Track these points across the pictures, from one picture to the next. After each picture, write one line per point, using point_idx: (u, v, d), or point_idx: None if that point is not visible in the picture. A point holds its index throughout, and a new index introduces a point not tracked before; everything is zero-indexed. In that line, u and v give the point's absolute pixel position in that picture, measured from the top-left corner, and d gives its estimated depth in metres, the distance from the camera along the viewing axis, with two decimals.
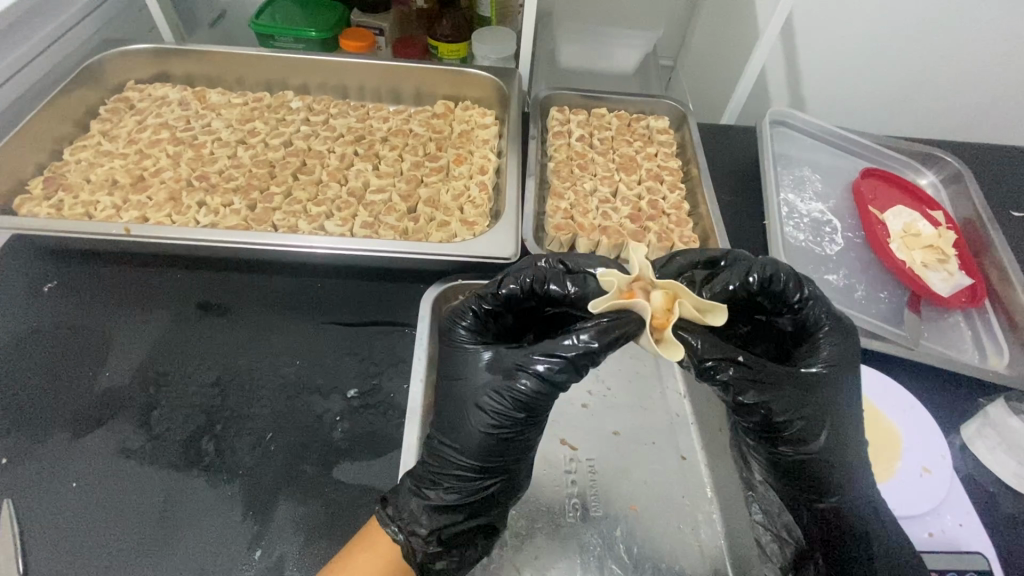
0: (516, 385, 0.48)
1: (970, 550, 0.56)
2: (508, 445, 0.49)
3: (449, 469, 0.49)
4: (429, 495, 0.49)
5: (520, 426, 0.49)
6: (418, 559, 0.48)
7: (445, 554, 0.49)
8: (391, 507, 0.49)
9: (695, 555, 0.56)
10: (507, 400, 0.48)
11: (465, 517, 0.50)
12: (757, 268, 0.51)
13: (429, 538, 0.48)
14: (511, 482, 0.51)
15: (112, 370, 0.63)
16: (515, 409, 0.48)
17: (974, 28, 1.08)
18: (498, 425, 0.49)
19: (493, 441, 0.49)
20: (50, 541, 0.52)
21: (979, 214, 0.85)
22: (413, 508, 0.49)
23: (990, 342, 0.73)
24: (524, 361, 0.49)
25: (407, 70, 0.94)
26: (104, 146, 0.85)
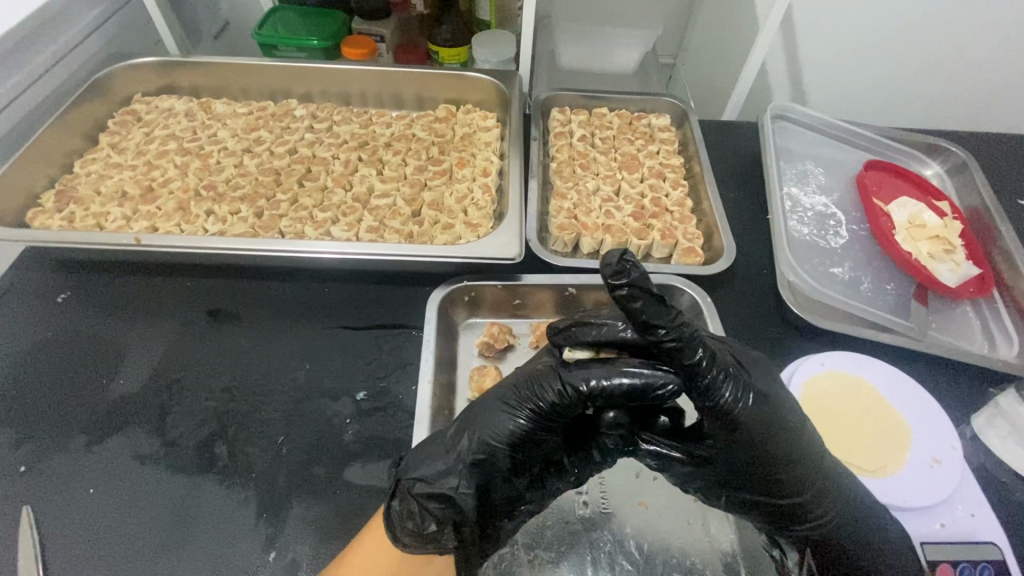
0: (553, 389, 0.48)
1: (983, 541, 0.55)
2: (527, 447, 0.49)
3: (467, 435, 0.49)
4: (440, 458, 0.49)
5: (549, 431, 0.49)
6: (398, 516, 0.46)
7: (423, 528, 0.46)
8: (401, 485, 0.48)
9: (705, 550, 0.56)
10: (545, 405, 0.48)
11: (458, 493, 0.47)
12: (679, 325, 0.45)
13: (415, 502, 0.46)
14: (499, 489, 0.49)
15: (126, 377, 0.64)
16: (550, 413, 0.48)
17: (974, 17, 1.07)
18: (538, 431, 0.49)
19: (516, 437, 0.49)
20: (68, 546, 0.53)
21: (986, 204, 0.85)
22: (420, 463, 0.49)
23: (999, 332, 0.73)
24: (570, 375, 0.48)
25: (409, 76, 0.95)
26: (113, 158, 0.86)
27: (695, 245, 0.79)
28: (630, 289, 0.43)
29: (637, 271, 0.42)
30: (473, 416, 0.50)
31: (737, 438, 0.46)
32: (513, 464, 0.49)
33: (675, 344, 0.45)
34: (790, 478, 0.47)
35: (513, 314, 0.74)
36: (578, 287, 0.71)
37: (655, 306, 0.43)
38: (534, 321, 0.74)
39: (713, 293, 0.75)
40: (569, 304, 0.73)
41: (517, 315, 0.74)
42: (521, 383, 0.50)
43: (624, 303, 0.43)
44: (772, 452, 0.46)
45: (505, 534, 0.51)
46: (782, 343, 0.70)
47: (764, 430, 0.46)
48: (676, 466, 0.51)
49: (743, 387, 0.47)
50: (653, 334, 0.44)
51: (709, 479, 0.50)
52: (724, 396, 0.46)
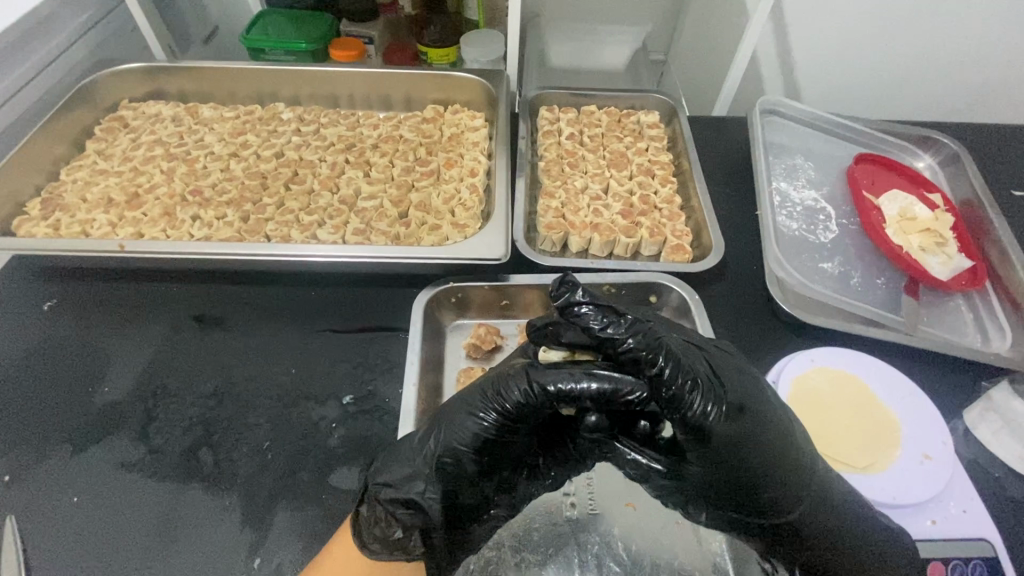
0: (519, 388, 0.46)
1: (975, 537, 0.55)
2: (495, 450, 0.47)
3: (434, 437, 0.48)
4: (407, 461, 0.48)
5: (517, 434, 0.47)
6: (365, 524, 0.48)
7: (389, 535, 0.47)
8: (369, 492, 0.48)
9: (694, 551, 0.56)
10: (511, 406, 0.45)
11: (424, 498, 0.46)
12: (636, 332, 0.45)
13: (382, 508, 0.47)
14: (468, 495, 0.48)
15: (111, 385, 0.64)
16: (515, 415, 0.46)
17: (964, 7, 1.07)
18: (505, 432, 0.47)
19: (482, 441, 0.46)
20: (51, 555, 0.53)
21: (978, 196, 0.84)
22: (387, 467, 0.49)
23: (992, 325, 0.72)
24: (538, 375, 0.45)
25: (396, 77, 0.95)
26: (100, 165, 0.86)
27: (683, 243, 0.79)
28: (589, 301, 0.47)
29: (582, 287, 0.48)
30: (442, 418, 0.49)
31: (713, 454, 0.43)
32: (480, 469, 0.47)
33: (640, 352, 0.45)
34: (768, 500, 0.45)
35: (501, 314, 0.74)
36: None
37: (614, 317, 0.47)
38: (522, 321, 0.73)
39: (702, 290, 0.75)
40: (557, 304, 0.73)
41: (506, 315, 0.74)
42: (489, 385, 0.47)
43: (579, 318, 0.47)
44: (748, 471, 0.44)
45: (477, 536, 0.51)
46: (772, 339, 0.70)
47: (739, 445, 0.43)
48: (655, 478, 0.48)
49: (714, 396, 0.44)
50: (617, 345, 0.45)
51: (688, 491, 0.48)
52: (696, 407, 0.43)
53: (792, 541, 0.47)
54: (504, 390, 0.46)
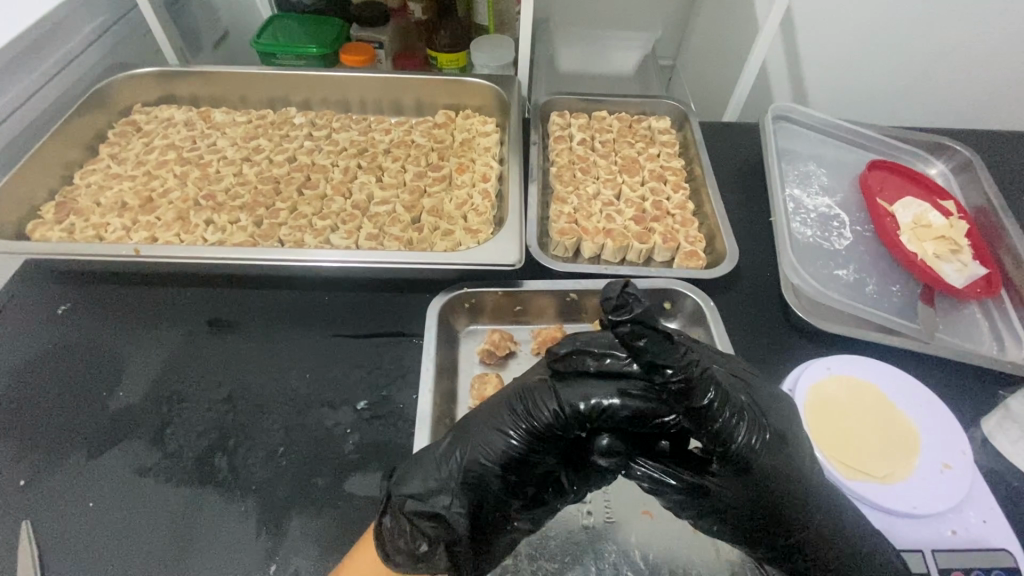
0: (549, 407, 0.48)
1: (995, 548, 0.54)
2: (522, 467, 0.49)
3: (460, 451, 0.49)
4: (431, 474, 0.48)
5: (545, 451, 0.49)
6: (388, 534, 0.46)
7: (414, 549, 0.45)
8: (392, 503, 0.47)
9: (712, 560, 0.55)
10: (541, 423, 0.48)
11: (450, 512, 0.46)
12: (688, 368, 0.42)
13: (407, 519, 0.45)
14: (491, 508, 0.48)
15: (126, 389, 0.64)
16: (545, 432, 0.48)
17: (976, 13, 1.06)
18: (533, 448, 0.48)
19: (511, 457, 0.48)
20: (66, 561, 0.52)
21: (992, 203, 0.83)
22: (410, 478, 0.48)
23: (1008, 333, 0.72)
24: (566, 394, 0.47)
25: (408, 82, 0.95)
26: (113, 168, 0.86)
27: (696, 249, 0.78)
28: (632, 326, 0.40)
29: (638, 306, 0.39)
30: (467, 431, 0.50)
31: (746, 477, 0.45)
32: (506, 484, 0.49)
33: (681, 382, 0.42)
34: (785, 523, 0.46)
35: (515, 320, 0.74)
36: (579, 292, 0.71)
37: (665, 345, 0.41)
38: (536, 327, 0.73)
39: (716, 297, 0.74)
40: (571, 310, 0.72)
41: (519, 321, 0.74)
42: (516, 400, 0.49)
43: (625, 340, 0.41)
44: (772, 494, 0.45)
45: (498, 549, 0.50)
46: (787, 346, 0.70)
47: (773, 474, 0.45)
48: (669, 494, 0.47)
49: (756, 426, 0.46)
50: (658, 373, 0.42)
51: (706, 508, 0.47)
52: (737, 436, 0.45)
53: (806, 569, 0.48)
54: (536, 408, 0.48)
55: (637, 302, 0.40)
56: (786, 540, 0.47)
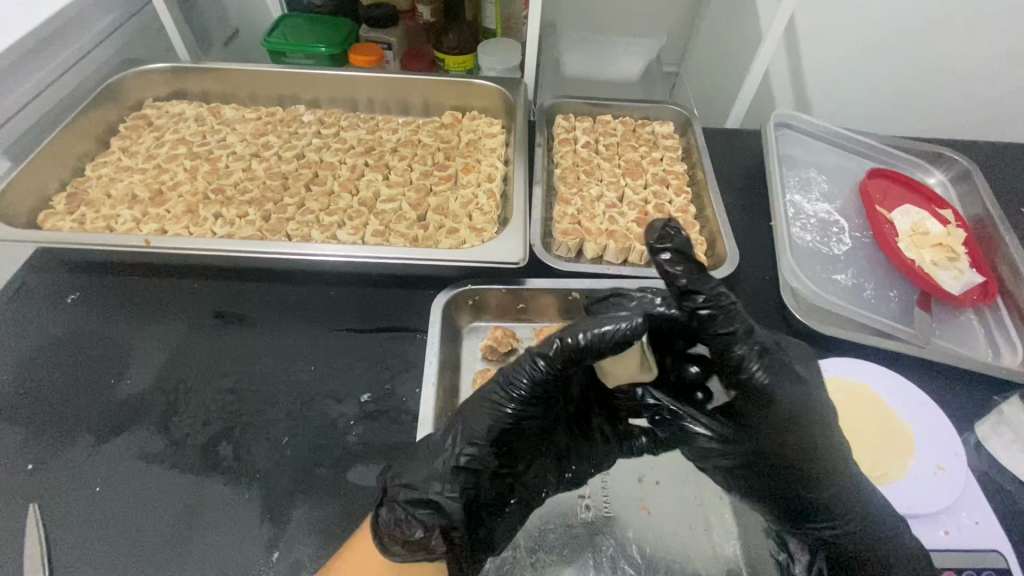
0: (529, 369, 0.48)
1: (986, 549, 0.55)
2: (511, 437, 0.50)
3: (452, 436, 0.49)
4: (424, 462, 0.49)
5: (534, 415, 0.49)
6: (385, 528, 0.47)
7: (408, 535, 0.46)
8: (386, 494, 0.48)
9: (708, 557, 0.56)
10: (524, 389, 0.48)
11: (443, 497, 0.47)
12: (713, 298, 0.45)
13: (402, 509, 0.46)
14: (486, 485, 0.50)
15: (132, 377, 0.65)
16: (530, 397, 0.48)
17: (977, 26, 1.08)
18: (520, 418, 0.49)
19: (499, 430, 0.49)
20: (72, 544, 0.53)
21: (989, 212, 0.85)
22: (406, 468, 0.49)
23: (1003, 340, 0.73)
24: (545, 348, 0.47)
25: (416, 83, 0.96)
26: (124, 161, 0.88)
27: (698, 252, 0.80)
28: (674, 253, 0.44)
29: (682, 236, 0.44)
30: (452, 419, 0.50)
31: (765, 416, 0.47)
32: (500, 460, 0.50)
33: (709, 311, 0.45)
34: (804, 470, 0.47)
35: (517, 317, 0.75)
36: (581, 292, 0.72)
37: (697, 272, 0.45)
38: (538, 325, 0.74)
39: None
40: (573, 309, 0.73)
41: (522, 319, 0.75)
42: (500, 374, 0.50)
43: (663, 269, 0.45)
44: (792, 443, 0.47)
45: (498, 530, 0.52)
46: None
47: (788, 416, 0.46)
48: (700, 441, 0.50)
49: (776, 364, 0.47)
50: (689, 300, 0.45)
51: (733, 456, 0.49)
52: (756, 372, 0.46)
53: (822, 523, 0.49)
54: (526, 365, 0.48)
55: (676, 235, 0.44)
56: (807, 491, 0.48)
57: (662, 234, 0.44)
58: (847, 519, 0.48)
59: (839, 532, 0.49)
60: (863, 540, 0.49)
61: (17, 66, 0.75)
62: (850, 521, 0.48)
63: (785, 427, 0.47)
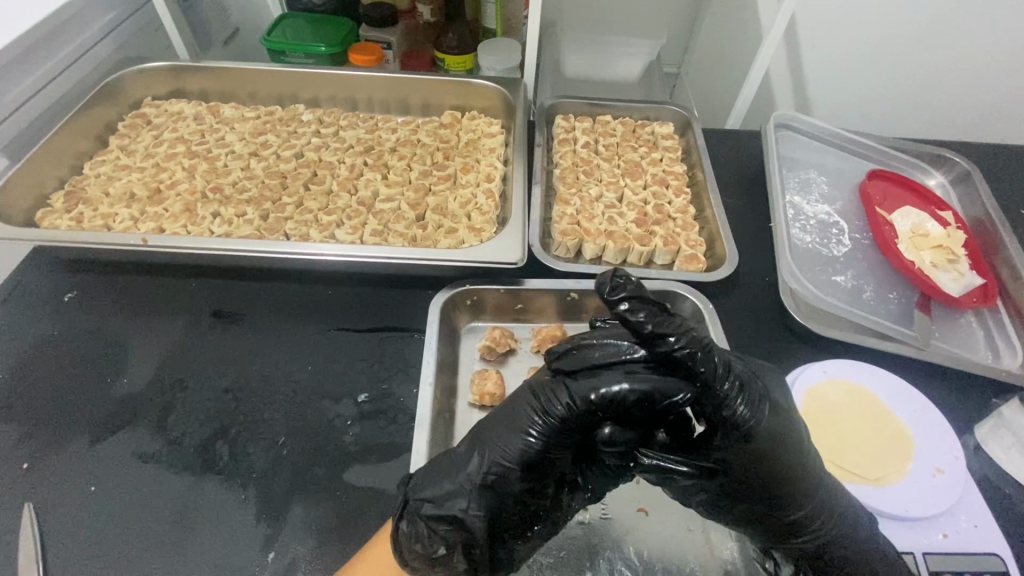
0: (560, 403, 0.48)
1: (985, 553, 0.55)
2: (542, 466, 0.48)
3: (477, 455, 0.49)
4: (447, 479, 0.48)
5: (565, 446, 0.48)
6: (404, 538, 0.48)
7: (431, 551, 0.47)
8: (409, 507, 0.48)
9: (705, 559, 0.56)
10: (560, 416, 0.47)
11: (467, 515, 0.47)
12: (687, 336, 0.45)
13: (423, 524, 0.47)
14: (512, 510, 0.48)
15: (129, 377, 0.64)
16: (561, 429, 0.48)
17: (978, 28, 1.08)
18: (549, 446, 0.48)
19: (530, 457, 0.48)
20: (67, 544, 0.53)
21: (989, 214, 0.84)
22: (428, 483, 0.49)
23: (1003, 342, 0.73)
24: (577, 387, 0.48)
25: (415, 82, 0.96)
26: (123, 160, 0.88)
27: (697, 253, 0.79)
28: (632, 298, 0.46)
29: (633, 283, 0.46)
30: (480, 436, 0.50)
31: (747, 448, 0.46)
32: (526, 486, 0.48)
33: (682, 350, 0.45)
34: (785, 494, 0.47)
35: (515, 318, 0.74)
36: (580, 292, 0.72)
37: (660, 314, 0.46)
38: (536, 325, 0.74)
39: (715, 300, 0.75)
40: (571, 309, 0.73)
41: (520, 319, 0.74)
42: (534, 396, 0.49)
43: (625, 317, 0.45)
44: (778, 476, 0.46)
45: (519, 552, 0.51)
46: (784, 350, 0.70)
47: (768, 449, 0.46)
48: (681, 480, 0.48)
49: (755, 398, 0.47)
50: (663, 343, 0.45)
51: (714, 490, 0.49)
52: (739, 408, 0.45)
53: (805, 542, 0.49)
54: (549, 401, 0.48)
55: (628, 282, 0.46)
56: (789, 515, 0.48)
57: (615, 283, 0.46)
58: (829, 530, 0.48)
59: (823, 544, 0.49)
60: (845, 551, 0.49)
61: (16, 64, 0.75)
62: (834, 532, 0.48)
63: (767, 456, 0.46)
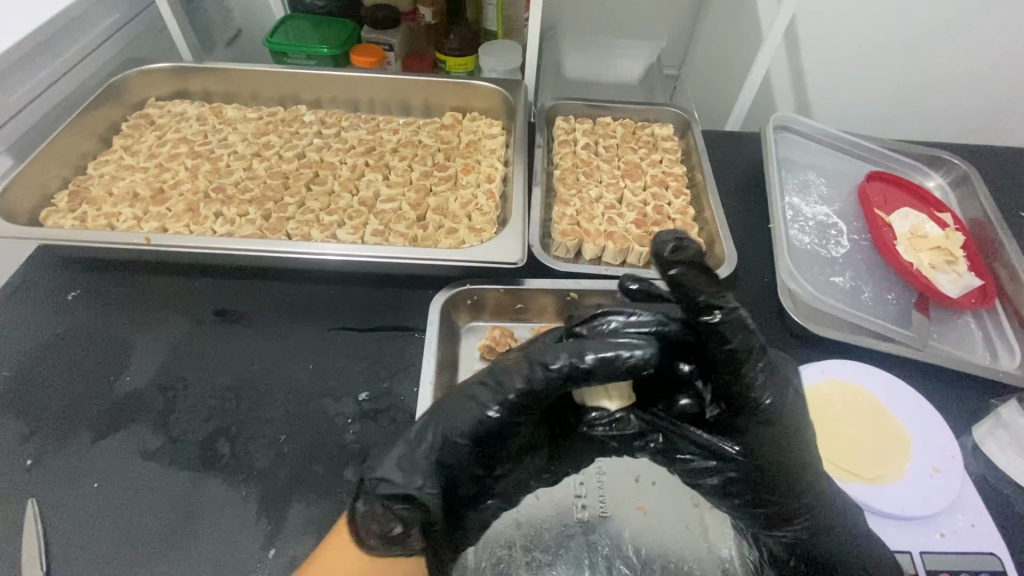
0: (523, 373, 0.48)
1: (982, 552, 0.55)
2: (495, 438, 0.50)
3: (437, 431, 0.49)
4: (404, 456, 0.48)
5: (520, 419, 0.50)
6: (362, 520, 0.47)
7: (388, 530, 0.47)
8: (365, 488, 0.47)
9: (703, 557, 0.56)
10: (518, 390, 0.48)
11: (424, 493, 0.46)
12: (727, 309, 0.45)
13: (380, 504, 0.46)
14: (465, 481, 0.51)
15: (132, 375, 0.65)
16: (526, 399, 0.48)
17: (977, 30, 1.08)
18: (506, 420, 0.49)
19: (483, 429, 0.49)
20: (69, 540, 0.53)
21: (988, 217, 0.85)
22: (384, 460, 0.48)
23: (1001, 342, 0.73)
24: (545, 355, 0.48)
25: (417, 84, 0.97)
26: (126, 160, 0.88)
27: None
28: (684, 263, 0.46)
29: (690, 250, 0.48)
30: (440, 415, 0.49)
31: (763, 433, 0.47)
32: (480, 457, 0.50)
33: (725, 326, 0.45)
34: (796, 480, 0.48)
35: (515, 318, 0.75)
36: (579, 293, 0.72)
37: (710, 286, 0.46)
38: (536, 325, 0.74)
39: None
40: (571, 310, 0.74)
41: (520, 319, 0.75)
42: (494, 371, 0.50)
43: (677, 280, 0.46)
44: (787, 458, 0.47)
45: (472, 525, 0.53)
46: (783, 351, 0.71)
47: (778, 437, 0.47)
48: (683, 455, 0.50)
49: (777, 383, 0.47)
50: (706, 313, 0.45)
51: (723, 471, 0.49)
52: (761, 393, 0.46)
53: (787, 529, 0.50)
54: (527, 372, 0.48)
55: (687, 246, 0.48)
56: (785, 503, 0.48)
57: (678, 246, 0.48)
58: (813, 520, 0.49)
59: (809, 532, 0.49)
60: (820, 546, 0.49)
61: (21, 63, 0.75)
62: (819, 522, 0.49)
63: (773, 446, 0.47)
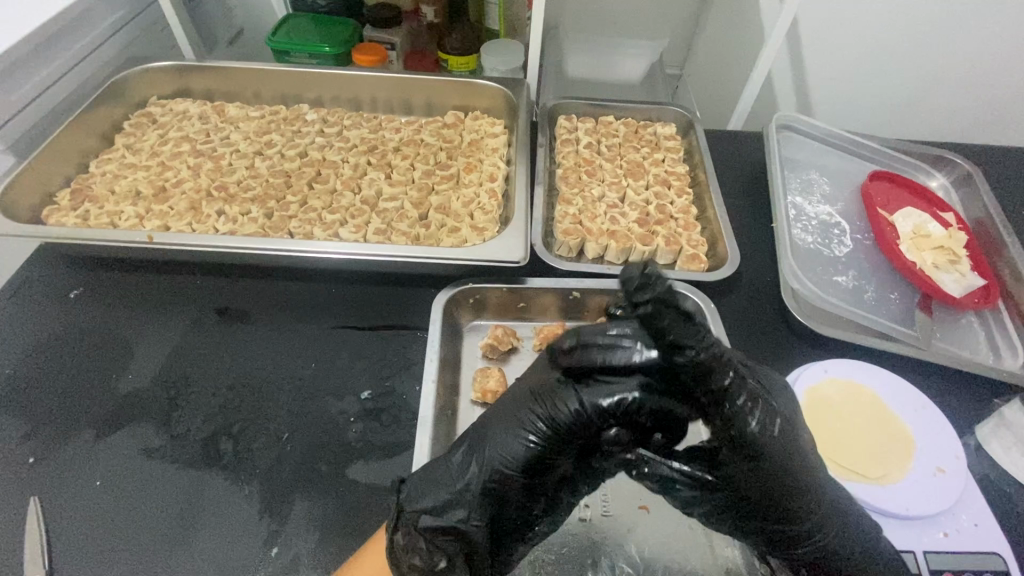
0: (565, 409, 0.48)
1: (985, 551, 0.55)
2: (540, 471, 0.49)
3: (475, 461, 0.49)
4: (443, 486, 0.49)
5: (561, 450, 0.49)
6: (401, 551, 0.46)
7: (432, 564, 0.46)
8: (404, 517, 0.47)
9: (706, 557, 0.56)
10: (561, 423, 0.48)
11: (467, 525, 0.47)
12: (705, 347, 0.42)
13: (420, 537, 0.46)
14: (510, 511, 0.50)
15: (134, 373, 0.65)
16: (564, 433, 0.48)
17: (980, 30, 1.08)
18: (548, 451, 0.49)
19: (527, 460, 0.49)
20: (71, 538, 0.53)
21: (991, 216, 0.85)
22: (425, 493, 0.49)
23: (1005, 342, 0.73)
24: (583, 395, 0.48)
25: (419, 83, 0.97)
26: (128, 158, 0.88)
27: (698, 253, 0.80)
28: (654, 305, 0.40)
29: (662, 281, 0.40)
30: (479, 441, 0.50)
31: (756, 466, 0.45)
32: (526, 488, 0.50)
33: (701, 365, 0.42)
34: (796, 506, 0.46)
35: (518, 316, 0.75)
36: (581, 291, 0.72)
37: (683, 324, 0.41)
38: (538, 324, 0.74)
39: (716, 299, 0.76)
40: (573, 309, 0.74)
41: (522, 318, 0.75)
42: (533, 398, 0.50)
43: (646, 321, 0.41)
44: (782, 487, 0.46)
45: (517, 555, 0.52)
46: (786, 350, 0.71)
47: (775, 469, 0.46)
48: (681, 490, 0.48)
49: (772, 414, 0.46)
50: (680, 355, 0.42)
51: (716, 502, 0.48)
52: (750, 422, 0.45)
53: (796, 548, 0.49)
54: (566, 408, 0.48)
55: (658, 280, 0.40)
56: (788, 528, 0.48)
57: (643, 280, 0.40)
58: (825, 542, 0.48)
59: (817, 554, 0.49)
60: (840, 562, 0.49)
61: (24, 61, 0.75)
62: (829, 539, 0.48)
63: (768, 477, 0.46)
